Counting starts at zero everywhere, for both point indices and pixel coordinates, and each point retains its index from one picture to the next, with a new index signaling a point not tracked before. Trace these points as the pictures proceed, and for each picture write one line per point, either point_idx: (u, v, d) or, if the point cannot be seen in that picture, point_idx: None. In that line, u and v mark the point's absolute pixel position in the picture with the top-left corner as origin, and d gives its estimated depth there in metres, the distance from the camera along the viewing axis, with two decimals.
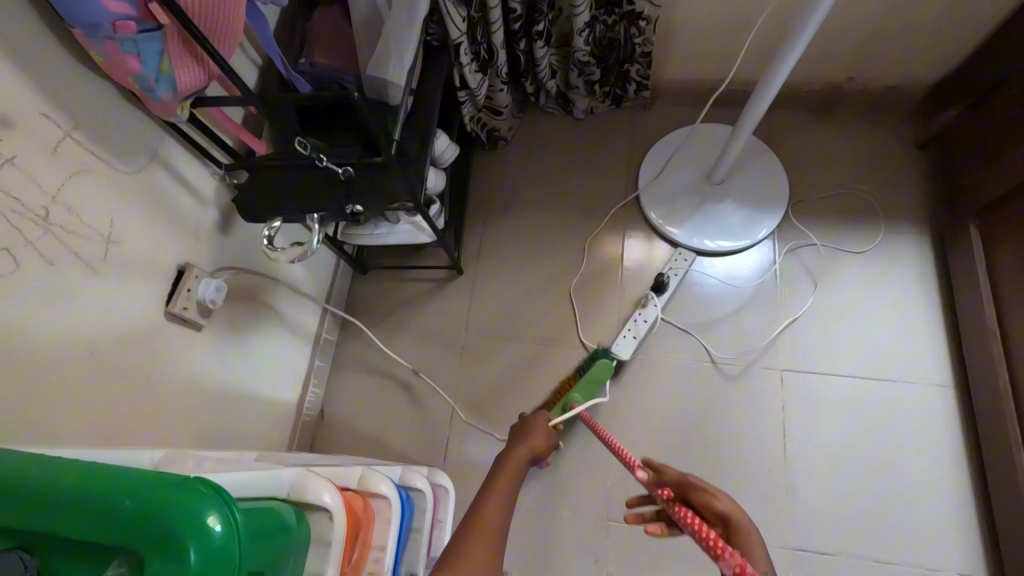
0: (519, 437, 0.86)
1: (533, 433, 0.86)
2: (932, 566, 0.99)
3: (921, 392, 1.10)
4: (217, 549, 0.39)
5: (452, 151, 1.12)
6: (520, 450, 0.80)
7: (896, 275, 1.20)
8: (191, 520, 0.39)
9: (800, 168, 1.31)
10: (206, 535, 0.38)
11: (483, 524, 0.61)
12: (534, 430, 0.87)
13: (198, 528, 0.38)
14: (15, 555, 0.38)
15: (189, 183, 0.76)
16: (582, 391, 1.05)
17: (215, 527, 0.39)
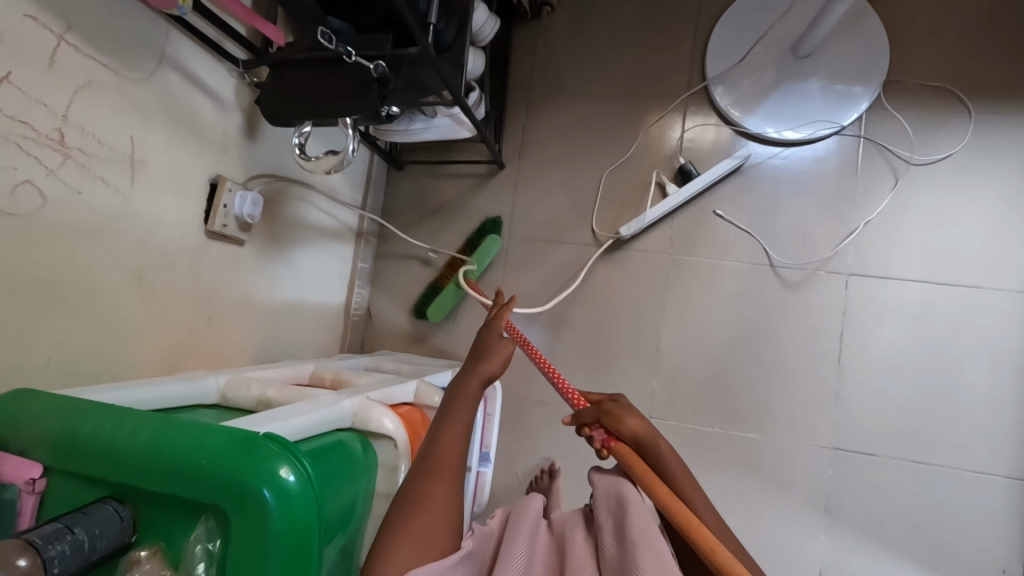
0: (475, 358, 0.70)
1: (490, 359, 0.69)
2: (974, 469, 1.00)
3: (1002, 299, 1.02)
4: (295, 500, 0.39)
5: (492, 26, 0.97)
6: (471, 380, 0.66)
7: (1000, 166, 1.04)
8: (265, 476, 0.39)
9: (906, 34, 1.09)
10: (284, 489, 0.39)
11: (445, 462, 0.55)
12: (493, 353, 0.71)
13: (275, 482, 0.39)
14: (109, 508, 0.39)
15: (205, 84, 0.68)
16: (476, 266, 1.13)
17: (288, 478, 0.39)
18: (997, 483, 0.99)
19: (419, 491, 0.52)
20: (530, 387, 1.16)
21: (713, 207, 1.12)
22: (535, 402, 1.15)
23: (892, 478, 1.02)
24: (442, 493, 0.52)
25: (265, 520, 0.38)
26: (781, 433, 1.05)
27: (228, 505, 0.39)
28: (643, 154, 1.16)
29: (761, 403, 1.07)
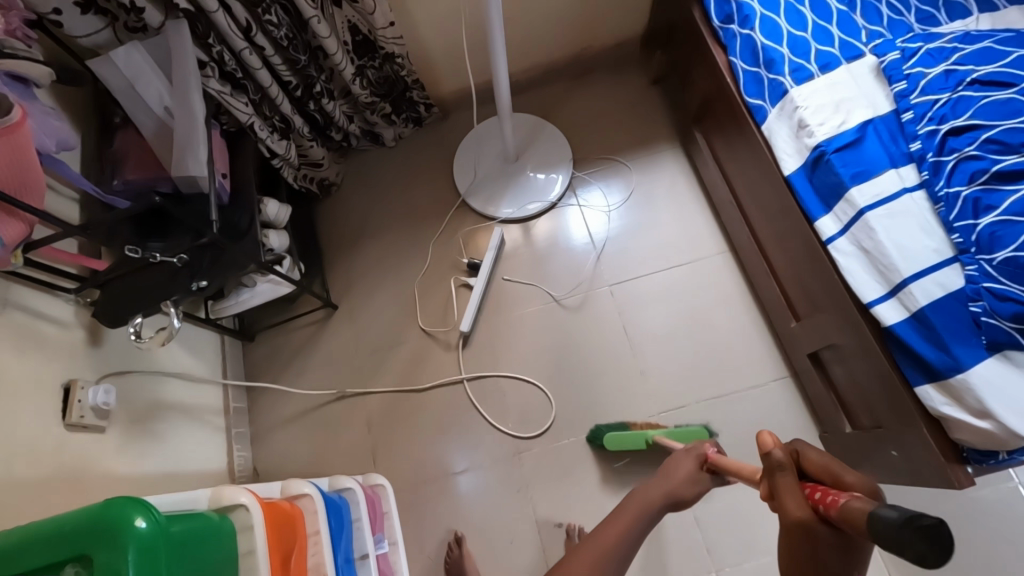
0: (660, 477, 0.80)
1: (673, 478, 0.79)
2: (752, 384, 1.30)
3: (709, 262, 1.42)
4: (147, 537, 0.54)
5: (285, 211, 1.31)
6: (652, 494, 0.78)
7: (666, 183, 1.51)
8: (123, 524, 0.54)
9: (575, 125, 1.60)
10: (138, 529, 0.54)
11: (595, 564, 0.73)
12: (677, 471, 0.80)
13: (129, 528, 0.54)
14: None
15: (46, 313, 0.90)
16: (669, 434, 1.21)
17: (141, 524, 0.54)
18: (770, 387, 1.29)
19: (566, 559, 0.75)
20: (418, 472, 1.32)
21: (502, 276, 1.46)
22: (424, 484, 1.31)
23: (706, 417, 1.28)
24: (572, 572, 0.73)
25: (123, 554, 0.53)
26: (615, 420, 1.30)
27: (97, 550, 0.53)
28: (439, 259, 1.50)
29: (595, 403, 1.32)
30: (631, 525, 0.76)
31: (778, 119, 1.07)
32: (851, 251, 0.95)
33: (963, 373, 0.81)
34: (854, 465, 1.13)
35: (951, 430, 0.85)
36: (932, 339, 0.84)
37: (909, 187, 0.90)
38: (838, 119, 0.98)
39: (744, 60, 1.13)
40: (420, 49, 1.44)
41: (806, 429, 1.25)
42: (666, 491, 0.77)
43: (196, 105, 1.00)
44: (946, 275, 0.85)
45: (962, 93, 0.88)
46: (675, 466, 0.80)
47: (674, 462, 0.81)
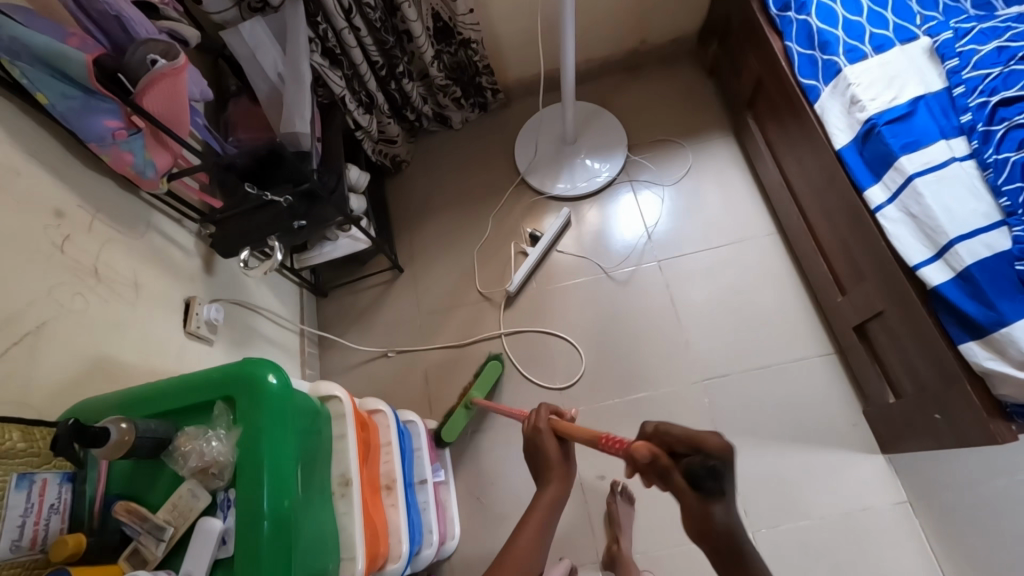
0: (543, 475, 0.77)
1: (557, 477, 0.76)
2: (797, 358, 1.34)
3: (758, 242, 1.47)
4: (277, 392, 0.64)
5: (365, 178, 1.46)
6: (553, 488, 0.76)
7: (717, 169, 1.58)
8: (260, 379, 0.64)
9: (631, 113, 1.69)
10: (270, 384, 0.64)
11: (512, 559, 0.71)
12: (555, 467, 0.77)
13: (265, 383, 0.64)
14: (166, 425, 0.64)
15: (175, 239, 1.05)
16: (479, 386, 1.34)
17: (272, 381, 0.65)
18: (814, 362, 1.33)
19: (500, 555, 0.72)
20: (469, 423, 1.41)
21: (555, 249, 1.56)
22: (474, 432, 1.40)
23: (748, 387, 1.33)
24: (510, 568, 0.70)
25: (261, 402, 0.63)
26: (657, 384, 1.37)
27: (238, 395, 0.64)
28: (497, 230, 1.61)
29: (639, 369, 1.39)
30: (544, 524, 0.73)
31: (830, 97, 1.13)
32: (899, 218, 1.00)
33: (1007, 327, 0.84)
34: (898, 436, 1.15)
35: (995, 386, 0.88)
36: (976, 297, 0.88)
37: (959, 157, 0.95)
38: (889, 95, 1.03)
39: (800, 43, 1.20)
40: (492, 37, 1.57)
41: (849, 403, 1.28)
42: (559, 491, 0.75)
43: (304, 74, 1.16)
44: (994, 237, 0.88)
45: (1014, 68, 0.92)
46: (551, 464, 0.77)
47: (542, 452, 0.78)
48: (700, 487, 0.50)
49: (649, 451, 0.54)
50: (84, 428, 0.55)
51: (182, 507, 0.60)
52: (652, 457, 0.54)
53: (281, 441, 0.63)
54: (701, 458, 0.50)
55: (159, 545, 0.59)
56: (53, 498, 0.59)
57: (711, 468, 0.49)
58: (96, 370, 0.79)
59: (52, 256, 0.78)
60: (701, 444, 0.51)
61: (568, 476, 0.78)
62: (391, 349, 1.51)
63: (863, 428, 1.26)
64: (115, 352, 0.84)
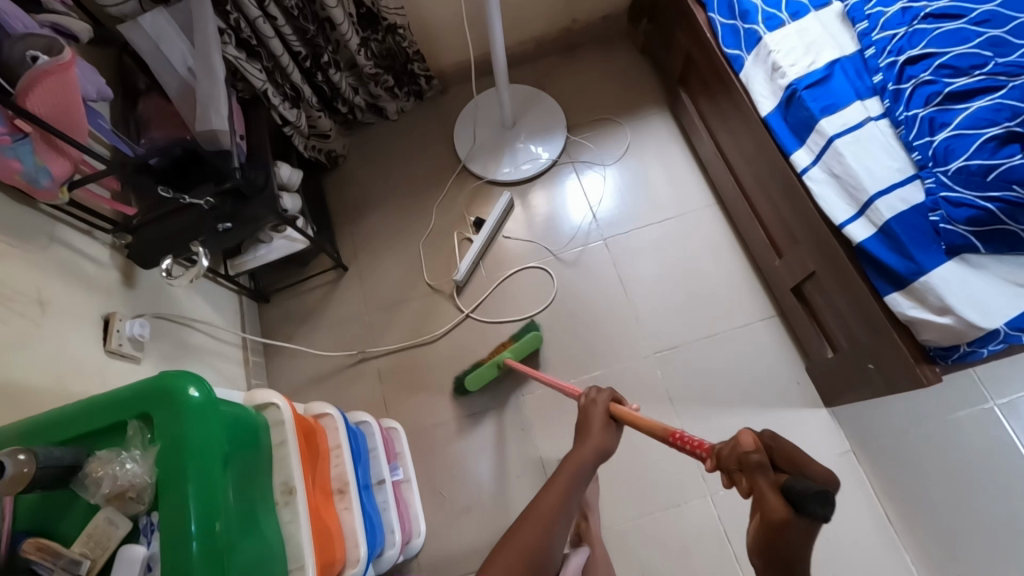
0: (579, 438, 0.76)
1: (590, 439, 0.75)
2: (742, 323, 1.38)
3: (698, 214, 1.50)
4: (199, 406, 0.61)
5: (297, 176, 1.40)
6: (582, 453, 0.73)
7: (655, 144, 1.60)
8: (178, 393, 0.60)
9: (568, 93, 1.69)
10: (192, 397, 0.60)
11: (534, 516, 0.67)
12: (592, 432, 0.76)
13: (184, 396, 0.60)
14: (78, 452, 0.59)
15: (85, 252, 0.98)
16: (514, 350, 1.35)
17: (193, 395, 0.61)
18: (758, 325, 1.37)
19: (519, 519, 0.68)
20: (428, 418, 1.39)
21: (502, 234, 1.55)
22: (433, 426, 1.38)
23: (698, 355, 1.36)
24: (530, 533, 0.66)
25: (180, 417, 0.59)
26: (612, 360, 1.38)
27: (157, 411, 0.60)
28: (443, 220, 1.58)
29: (594, 348, 1.40)
30: (569, 489, 0.70)
31: (753, 65, 1.15)
32: (823, 179, 1.04)
33: (925, 276, 0.89)
34: (837, 387, 1.21)
35: (917, 332, 0.93)
36: (896, 249, 0.92)
37: (874, 116, 0.99)
38: (807, 60, 1.06)
39: (722, 14, 1.21)
40: (420, 22, 1.53)
41: (792, 362, 1.33)
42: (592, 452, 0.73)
43: (216, 68, 1.10)
44: (909, 191, 0.93)
45: (918, 27, 0.96)
46: (590, 427, 0.76)
47: (587, 423, 0.77)
48: (796, 503, 0.42)
49: (751, 445, 0.48)
50: None
51: (99, 536, 0.56)
52: (750, 457, 0.47)
53: (207, 455, 0.59)
54: (808, 478, 0.44)
55: None
56: None
57: (820, 493, 0.40)
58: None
59: None
60: (807, 467, 0.45)
61: (607, 454, 0.75)
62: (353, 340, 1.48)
63: (807, 385, 1.31)
64: (20, 378, 0.77)
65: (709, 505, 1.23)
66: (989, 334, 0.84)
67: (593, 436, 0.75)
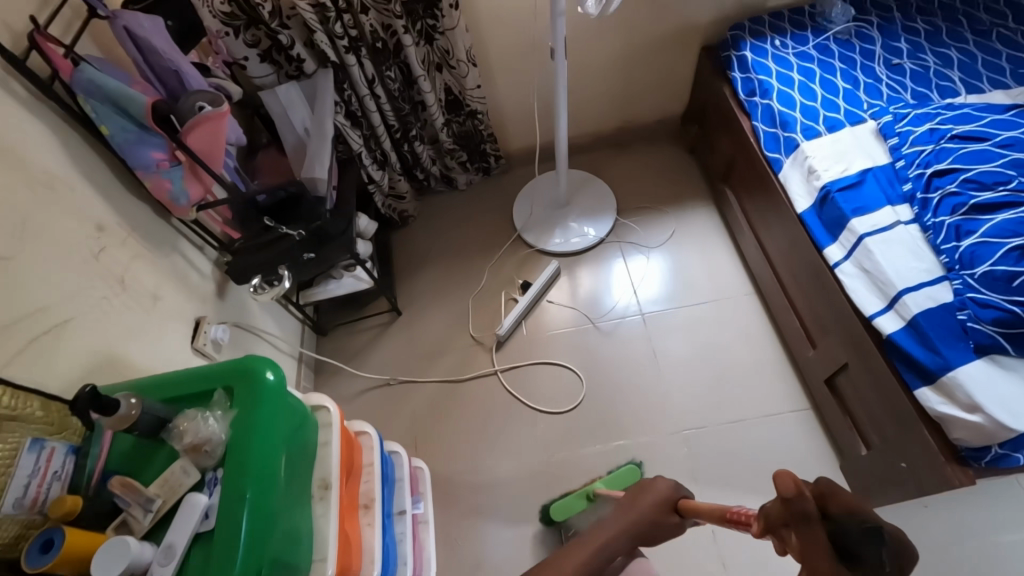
0: (624, 507, 0.74)
1: (634, 508, 0.73)
2: (774, 411, 1.38)
3: (736, 301, 1.56)
4: (272, 387, 0.71)
5: (372, 226, 1.59)
6: (618, 525, 0.71)
7: (698, 233, 1.71)
8: (258, 373, 0.71)
9: (620, 181, 1.85)
10: (267, 379, 0.71)
11: (546, 572, 0.67)
12: (640, 505, 0.73)
13: (262, 377, 0.71)
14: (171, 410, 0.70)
15: (194, 264, 1.16)
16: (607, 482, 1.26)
17: (269, 377, 0.71)
18: (790, 416, 1.37)
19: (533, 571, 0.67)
20: (453, 464, 1.44)
21: (546, 299, 1.66)
22: (457, 471, 1.42)
23: (727, 438, 1.36)
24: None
25: (256, 393, 0.70)
26: (639, 431, 1.40)
27: (238, 384, 0.71)
28: (493, 280, 1.72)
29: (622, 417, 1.43)
30: (597, 553, 0.68)
31: (791, 168, 1.27)
32: (855, 273, 1.09)
33: (952, 371, 0.91)
34: (871, 487, 1.18)
35: (948, 430, 0.93)
36: (924, 343, 0.95)
37: (903, 221, 1.06)
38: (841, 167, 1.17)
39: (764, 122, 1.35)
40: (496, 111, 1.77)
41: (825, 458, 1.30)
42: (629, 527, 0.71)
43: (327, 129, 1.33)
44: (937, 290, 0.97)
45: (944, 145, 1.05)
46: (640, 499, 0.74)
47: (638, 494, 0.75)
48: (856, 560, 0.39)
49: (797, 493, 0.44)
50: (100, 397, 0.63)
51: (172, 482, 0.65)
52: (793, 504, 0.44)
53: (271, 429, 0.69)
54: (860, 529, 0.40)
55: (145, 515, 0.64)
56: (57, 466, 0.64)
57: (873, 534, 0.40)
58: (109, 367, 0.87)
59: (87, 263, 0.88)
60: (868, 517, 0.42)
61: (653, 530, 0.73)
62: (394, 379, 1.58)
63: (840, 484, 1.27)
64: (127, 354, 0.91)
65: None
66: (1020, 437, 0.84)
67: (639, 509, 0.73)
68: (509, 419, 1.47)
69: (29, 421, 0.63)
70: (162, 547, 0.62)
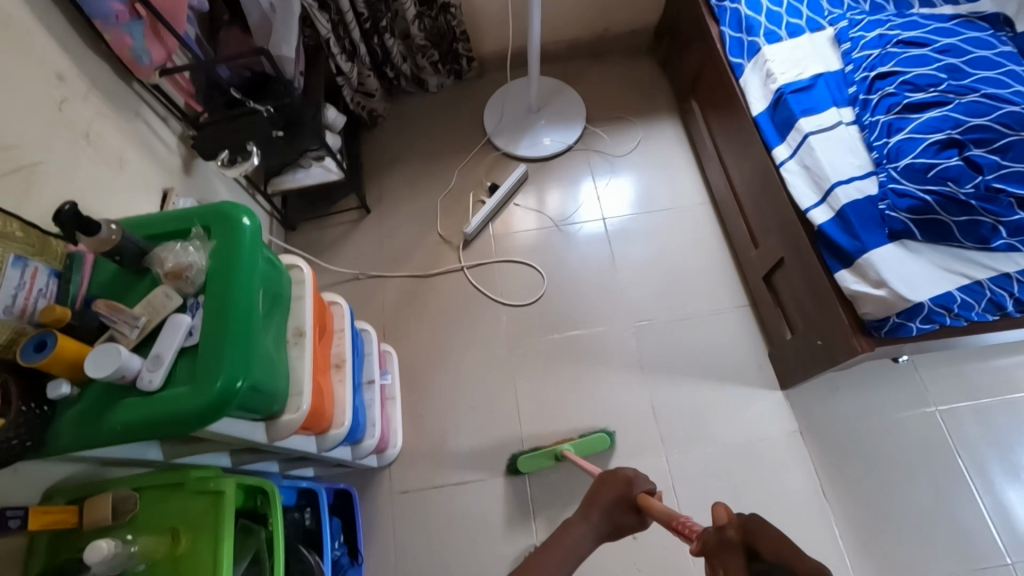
0: (587, 502, 0.80)
1: (599, 499, 0.80)
2: (717, 308, 1.51)
3: (692, 209, 1.65)
4: (250, 232, 0.75)
5: (341, 119, 1.56)
6: (583, 524, 0.77)
7: (662, 145, 1.77)
8: (235, 219, 0.74)
9: (592, 92, 1.87)
10: (244, 224, 0.74)
11: (529, 574, 0.71)
12: (599, 499, 0.80)
13: (239, 221, 0.74)
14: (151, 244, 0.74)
15: (159, 134, 1.15)
16: (577, 446, 1.31)
17: (246, 223, 0.75)
18: (731, 311, 1.50)
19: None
20: (420, 350, 1.52)
21: (513, 202, 1.71)
22: (422, 356, 1.51)
23: (673, 330, 1.49)
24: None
25: (234, 236, 0.73)
26: (594, 324, 1.52)
27: (217, 226, 0.75)
28: (462, 182, 1.75)
29: (579, 311, 1.53)
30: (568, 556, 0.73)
31: (751, 72, 1.33)
32: (797, 170, 1.19)
33: (867, 253, 1.02)
34: (792, 368, 1.33)
35: (858, 306, 1.05)
36: (848, 231, 1.06)
37: (845, 122, 1.14)
38: (796, 71, 1.23)
39: (732, 28, 1.39)
40: (470, 8, 1.73)
41: (756, 347, 1.46)
42: (592, 524, 0.77)
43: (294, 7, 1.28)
44: (865, 183, 1.07)
45: (890, 49, 1.12)
46: (603, 492, 0.81)
47: (599, 491, 0.81)
48: None
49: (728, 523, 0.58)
50: (82, 216, 0.65)
51: (156, 304, 0.70)
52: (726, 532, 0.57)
53: (252, 269, 0.73)
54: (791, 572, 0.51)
55: (132, 331, 0.68)
56: (41, 284, 0.67)
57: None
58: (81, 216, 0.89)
59: (51, 112, 0.87)
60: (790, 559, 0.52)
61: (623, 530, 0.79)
62: (363, 273, 1.63)
63: (767, 369, 1.43)
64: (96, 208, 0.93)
65: (661, 460, 1.34)
66: (914, 307, 0.97)
67: (602, 496, 0.80)
68: (474, 311, 1.56)
69: (10, 240, 0.66)
70: (149, 359, 0.66)
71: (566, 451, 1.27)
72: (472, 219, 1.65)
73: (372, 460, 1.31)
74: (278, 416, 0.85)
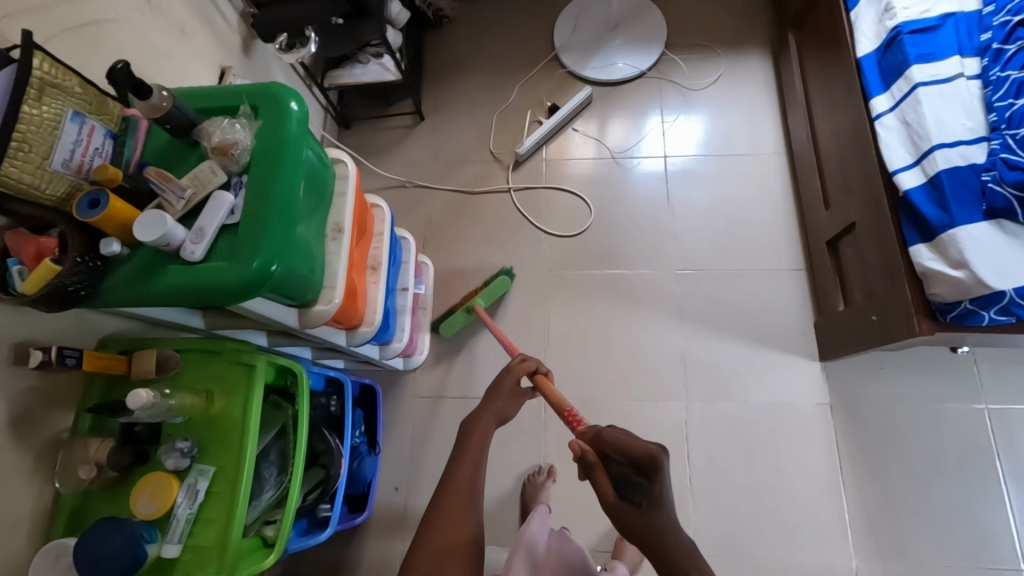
0: (487, 401, 0.92)
1: (503, 397, 0.93)
2: (770, 267, 1.43)
3: (764, 159, 1.52)
4: (297, 117, 0.73)
5: (404, 16, 1.47)
6: (487, 415, 0.89)
7: (746, 83, 1.60)
8: (283, 101, 0.73)
9: (678, 13, 1.69)
10: (291, 108, 0.73)
11: (455, 485, 0.76)
12: (501, 393, 0.93)
13: (287, 104, 0.73)
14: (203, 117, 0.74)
15: (221, 9, 1.12)
16: (485, 296, 1.39)
17: (293, 107, 0.73)
18: (784, 273, 1.42)
19: (446, 473, 0.78)
20: (457, 265, 1.53)
21: (572, 127, 1.62)
22: (458, 272, 1.52)
23: (718, 284, 1.43)
24: (463, 475, 0.77)
25: (281, 120, 0.72)
26: (637, 265, 1.47)
27: (265, 106, 0.73)
28: (522, 99, 1.66)
29: (621, 250, 1.48)
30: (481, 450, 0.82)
31: (867, 5, 1.17)
32: (895, 126, 1.06)
33: (954, 229, 0.91)
34: (838, 342, 1.26)
35: (929, 286, 0.96)
36: (937, 201, 0.94)
37: (967, 74, 0.98)
38: (923, 8, 1.07)
39: None
40: None
41: (804, 314, 1.38)
42: (494, 411, 0.89)
43: None
44: (972, 149, 0.93)
45: None
46: (502, 388, 0.94)
47: (500, 386, 0.95)
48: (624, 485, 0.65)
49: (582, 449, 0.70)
50: (134, 77, 0.65)
51: (202, 178, 0.70)
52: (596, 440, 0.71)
53: (295, 156, 0.72)
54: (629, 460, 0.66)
55: (178, 202, 0.70)
56: (98, 144, 0.68)
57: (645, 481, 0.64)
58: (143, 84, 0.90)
59: None
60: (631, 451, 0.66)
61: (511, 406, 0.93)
62: (411, 182, 1.61)
63: (810, 338, 1.36)
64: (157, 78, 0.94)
65: (680, 409, 1.34)
66: (994, 295, 0.87)
67: (501, 395, 0.93)
68: (516, 234, 1.53)
69: (69, 95, 0.66)
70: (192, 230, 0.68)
71: (476, 306, 1.34)
72: (526, 140, 1.58)
73: (398, 363, 1.36)
74: (311, 306, 0.87)
